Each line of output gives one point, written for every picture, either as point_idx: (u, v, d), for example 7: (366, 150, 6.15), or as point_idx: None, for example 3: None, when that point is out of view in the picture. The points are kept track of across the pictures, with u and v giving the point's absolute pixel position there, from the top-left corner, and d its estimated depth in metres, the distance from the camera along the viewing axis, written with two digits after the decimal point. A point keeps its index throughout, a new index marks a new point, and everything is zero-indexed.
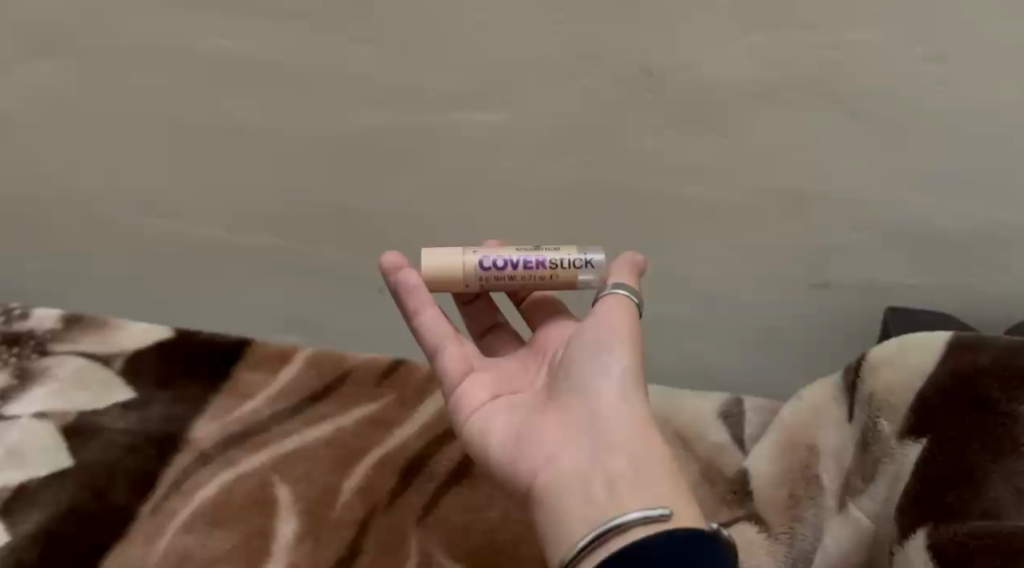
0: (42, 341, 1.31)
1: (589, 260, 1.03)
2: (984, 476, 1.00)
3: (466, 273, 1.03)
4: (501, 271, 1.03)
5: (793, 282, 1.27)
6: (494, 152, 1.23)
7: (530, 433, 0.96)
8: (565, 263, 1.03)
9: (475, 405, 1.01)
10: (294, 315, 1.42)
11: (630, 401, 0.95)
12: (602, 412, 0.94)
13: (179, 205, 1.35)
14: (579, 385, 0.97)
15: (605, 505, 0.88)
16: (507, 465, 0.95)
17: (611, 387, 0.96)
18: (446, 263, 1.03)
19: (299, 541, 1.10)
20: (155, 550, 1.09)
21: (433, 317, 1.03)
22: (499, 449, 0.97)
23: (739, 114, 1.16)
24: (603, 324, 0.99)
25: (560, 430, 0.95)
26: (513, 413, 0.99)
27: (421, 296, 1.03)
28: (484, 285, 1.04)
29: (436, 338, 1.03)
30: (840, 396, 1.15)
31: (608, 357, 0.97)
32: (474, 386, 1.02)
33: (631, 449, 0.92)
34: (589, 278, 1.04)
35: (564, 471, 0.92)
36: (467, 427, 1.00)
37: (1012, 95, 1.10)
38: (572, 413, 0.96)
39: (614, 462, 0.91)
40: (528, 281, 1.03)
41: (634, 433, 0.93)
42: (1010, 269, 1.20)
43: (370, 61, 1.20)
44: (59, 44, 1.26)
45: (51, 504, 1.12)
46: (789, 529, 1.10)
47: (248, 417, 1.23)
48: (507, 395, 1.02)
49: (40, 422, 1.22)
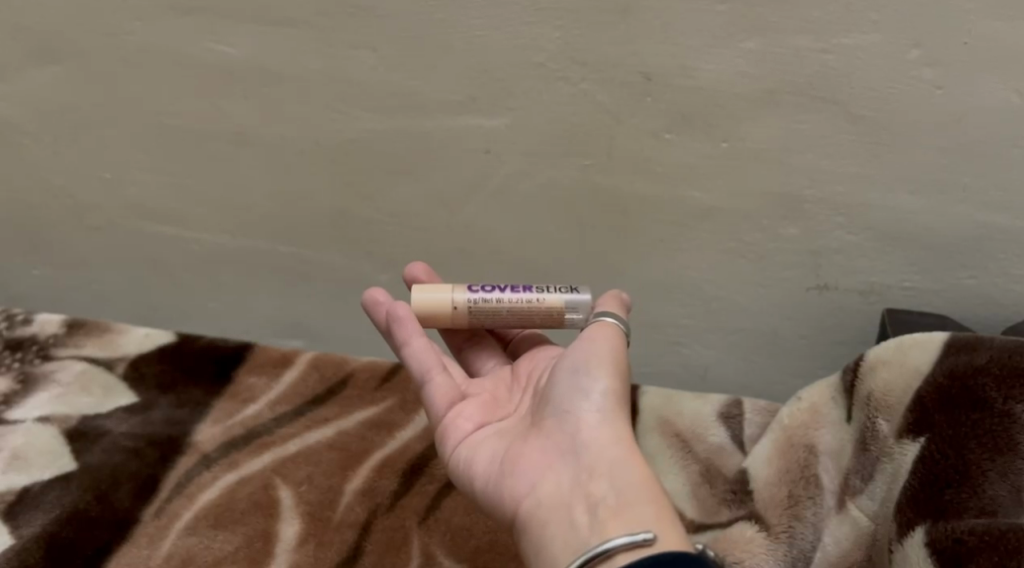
0: (45, 346, 1.32)
1: (576, 295, 1.09)
2: (981, 472, 1.02)
3: (454, 300, 1.09)
4: (488, 296, 1.09)
5: (792, 285, 1.27)
6: (493, 158, 1.24)
7: (514, 459, 1.00)
8: (551, 292, 1.09)
9: (462, 435, 1.05)
10: (299, 318, 1.45)
11: (611, 424, 1.00)
12: (585, 436, 0.99)
13: (180, 210, 1.37)
14: (560, 409, 1.01)
15: (590, 531, 0.93)
16: (493, 490, 1.00)
17: (592, 410, 1.00)
18: (436, 292, 1.10)
19: (301, 543, 1.12)
20: (158, 552, 1.11)
21: (420, 347, 1.08)
22: (484, 476, 1.01)
23: (738, 119, 1.16)
24: (584, 349, 1.04)
25: (544, 455, 0.99)
26: (498, 440, 1.03)
27: (410, 326, 1.08)
28: (473, 316, 1.09)
29: (424, 367, 1.08)
30: (838, 396, 1.14)
31: (590, 380, 1.02)
32: (460, 413, 1.06)
33: (614, 472, 0.96)
34: (575, 317, 1.09)
35: (548, 497, 0.96)
36: (453, 456, 1.04)
37: (1012, 99, 1.11)
38: (555, 437, 1.00)
39: (597, 486, 0.95)
40: (515, 309, 1.09)
41: (617, 455, 0.97)
42: (1009, 272, 1.21)
43: (371, 67, 1.21)
44: (61, 49, 1.27)
45: (54, 508, 1.14)
46: (789, 526, 1.08)
47: (251, 420, 1.25)
48: (492, 422, 1.06)
49: (43, 426, 1.23)
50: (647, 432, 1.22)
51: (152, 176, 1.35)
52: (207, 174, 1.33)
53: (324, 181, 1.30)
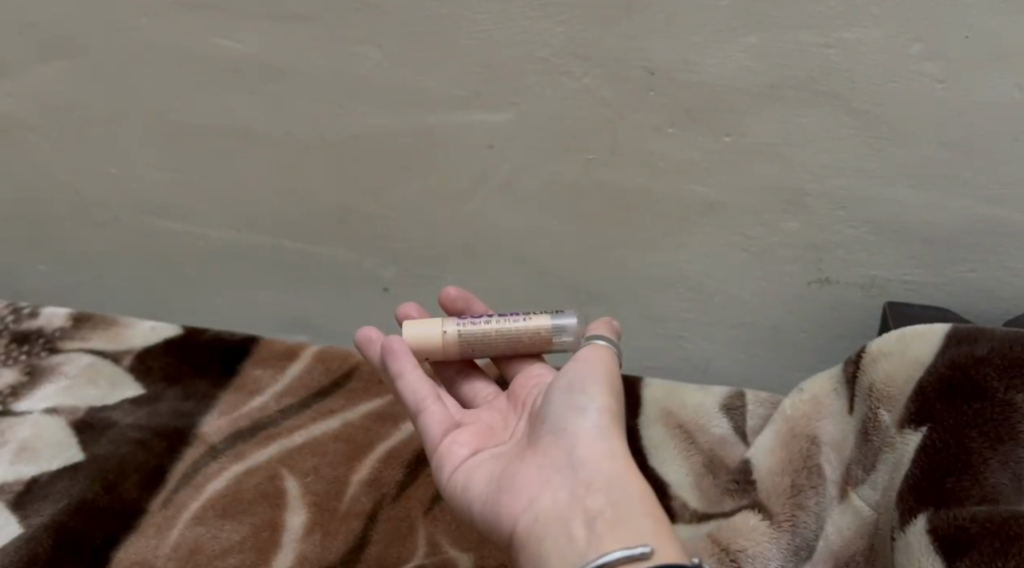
0: (51, 339, 1.35)
1: (564, 324, 1.12)
2: (983, 461, 1.03)
3: (442, 329, 1.12)
4: (476, 322, 1.13)
5: (793, 279, 1.28)
6: (495, 153, 1.25)
7: (510, 477, 1.01)
8: (538, 317, 1.13)
9: (458, 461, 1.06)
10: (303, 313, 1.45)
11: (607, 440, 1.01)
12: (581, 451, 1.00)
13: (184, 207, 1.38)
14: (556, 427, 1.03)
15: (587, 544, 0.94)
16: (491, 512, 1.01)
17: (588, 426, 1.02)
18: (425, 325, 1.13)
19: (308, 533, 1.15)
20: (167, 541, 1.14)
21: (414, 378, 1.09)
22: (481, 497, 1.02)
23: (741, 113, 1.17)
24: (580, 368, 1.06)
25: (540, 471, 1.01)
26: (494, 462, 1.05)
27: (404, 358, 1.10)
28: (465, 343, 1.12)
29: (417, 398, 1.09)
30: (840, 388, 1.14)
31: (585, 398, 1.04)
32: (455, 440, 1.07)
33: (610, 486, 0.98)
34: (565, 340, 1.12)
35: (546, 513, 0.97)
36: (450, 482, 1.05)
37: (1012, 92, 1.11)
38: (552, 454, 1.02)
39: (594, 500, 0.97)
40: (505, 334, 1.12)
41: (613, 469, 0.99)
42: (1008, 266, 1.22)
43: (374, 62, 1.21)
44: (70, 46, 1.27)
45: (62, 498, 1.18)
46: (792, 515, 1.09)
47: (258, 412, 1.27)
48: (488, 447, 1.07)
49: (50, 417, 1.27)
50: (651, 423, 1.23)
51: (156, 172, 1.35)
52: (211, 170, 1.34)
53: (329, 176, 1.31)
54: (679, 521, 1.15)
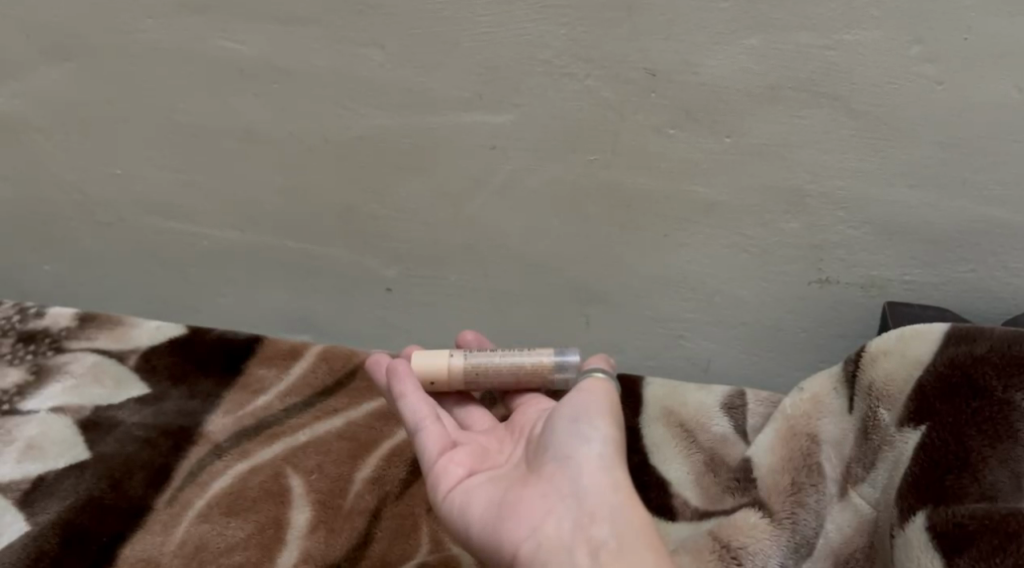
0: (57, 338, 1.36)
1: (565, 360, 1.14)
2: (982, 459, 1.04)
3: (447, 356, 1.14)
4: (483, 351, 1.15)
5: (793, 279, 1.29)
6: (498, 154, 1.26)
7: (512, 501, 1.03)
8: (541, 353, 1.15)
9: (455, 479, 1.07)
10: (306, 312, 1.47)
11: (610, 470, 1.04)
12: (585, 479, 1.03)
13: (188, 206, 1.39)
14: (560, 454, 1.05)
15: None
16: (490, 532, 1.02)
17: (592, 455, 1.04)
18: (431, 353, 1.15)
19: (313, 530, 1.16)
20: (172, 539, 1.15)
21: (415, 400, 1.11)
22: (481, 514, 1.04)
23: (741, 114, 1.18)
24: (582, 398, 1.08)
25: (543, 494, 1.03)
26: (494, 483, 1.06)
27: (408, 380, 1.12)
28: (468, 371, 1.14)
29: (417, 417, 1.10)
30: (840, 387, 1.15)
31: (590, 429, 1.06)
32: (452, 459, 1.09)
33: (614, 517, 1.01)
34: (564, 375, 1.14)
35: (549, 540, 1.00)
36: (447, 500, 1.06)
37: (1011, 93, 1.12)
38: (555, 480, 1.04)
39: (597, 531, 1.00)
40: (509, 366, 1.14)
41: (617, 502, 1.02)
42: (1009, 265, 1.23)
43: (377, 64, 1.22)
44: (76, 48, 1.28)
45: (69, 495, 1.19)
46: (792, 512, 1.10)
47: (261, 412, 1.28)
48: (485, 468, 1.09)
49: (57, 416, 1.28)
50: (652, 422, 1.25)
51: (160, 173, 1.36)
52: (216, 170, 1.35)
53: (333, 177, 1.32)
54: (680, 519, 1.17)
